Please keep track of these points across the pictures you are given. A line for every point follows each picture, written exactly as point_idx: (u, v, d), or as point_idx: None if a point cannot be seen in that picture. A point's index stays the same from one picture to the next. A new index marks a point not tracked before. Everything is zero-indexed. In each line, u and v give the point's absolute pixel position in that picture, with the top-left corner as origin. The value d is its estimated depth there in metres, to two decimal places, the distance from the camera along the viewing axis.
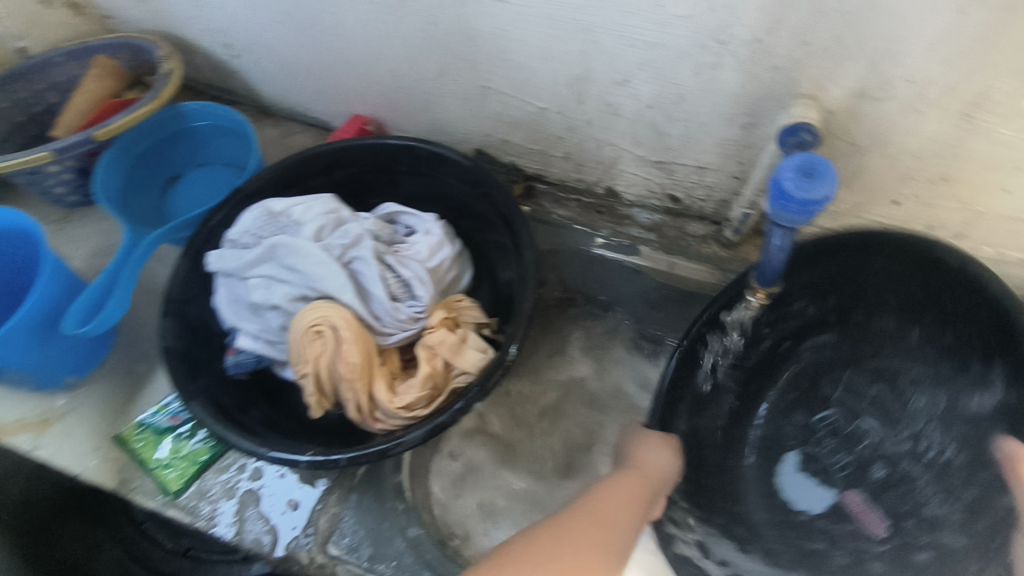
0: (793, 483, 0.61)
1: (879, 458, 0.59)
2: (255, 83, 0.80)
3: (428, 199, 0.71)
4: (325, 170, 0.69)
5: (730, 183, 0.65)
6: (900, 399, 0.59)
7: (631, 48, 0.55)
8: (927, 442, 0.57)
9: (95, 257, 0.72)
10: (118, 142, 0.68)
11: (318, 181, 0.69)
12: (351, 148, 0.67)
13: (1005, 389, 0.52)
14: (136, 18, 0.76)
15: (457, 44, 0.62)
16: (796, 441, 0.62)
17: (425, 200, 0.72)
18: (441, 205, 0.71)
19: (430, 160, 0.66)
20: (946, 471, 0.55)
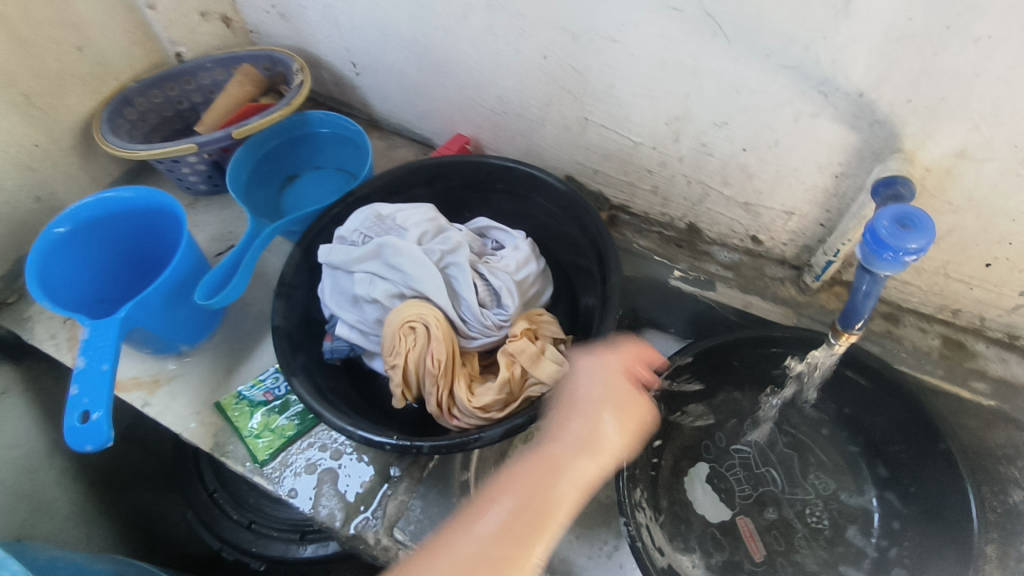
0: (700, 490, 0.71)
1: (774, 502, 0.70)
2: (371, 99, 0.88)
3: (519, 217, 0.76)
4: (428, 181, 0.74)
5: (815, 230, 0.67)
6: (810, 474, 0.71)
7: (733, 93, 0.58)
8: (813, 509, 0.69)
9: (214, 241, 0.80)
10: (250, 140, 0.76)
11: (421, 191, 0.75)
12: (454, 164, 0.72)
13: (881, 505, 0.67)
14: (277, 34, 0.85)
15: (565, 77, 0.67)
16: (710, 457, 0.73)
17: (515, 219, 0.76)
18: (530, 225, 0.75)
19: (526, 182, 0.71)
20: (817, 536, 0.67)
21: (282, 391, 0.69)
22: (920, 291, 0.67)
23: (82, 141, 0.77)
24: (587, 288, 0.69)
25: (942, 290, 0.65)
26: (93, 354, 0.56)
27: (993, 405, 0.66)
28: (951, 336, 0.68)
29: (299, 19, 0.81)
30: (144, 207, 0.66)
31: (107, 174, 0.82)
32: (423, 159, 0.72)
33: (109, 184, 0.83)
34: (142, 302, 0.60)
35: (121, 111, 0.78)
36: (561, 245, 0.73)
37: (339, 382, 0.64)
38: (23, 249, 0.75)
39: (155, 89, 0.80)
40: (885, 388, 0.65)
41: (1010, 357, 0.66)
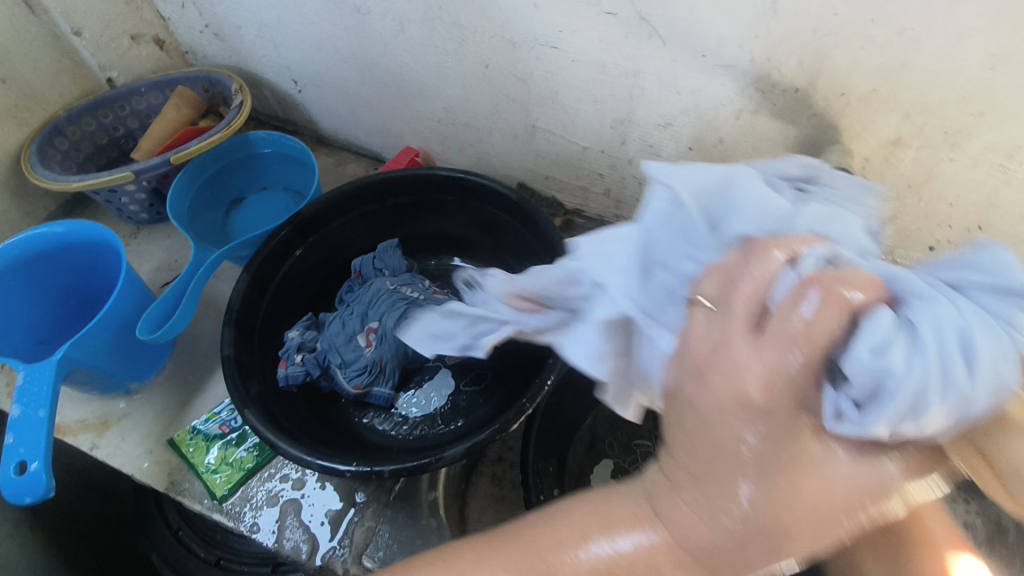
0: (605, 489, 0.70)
1: None
2: (315, 115, 0.86)
3: (474, 228, 0.75)
4: (378, 198, 0.73)
5: None
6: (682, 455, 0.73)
7: (674, 94, 0.58)
8: None
9: (160, 270, 0.77)
10: (190, 165, 0.73)
11: (372, 209, 0.73)
12: (404, 178, 0.71)
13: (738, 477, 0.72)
14: (214, 54, 0.83)
15: (509, 86, 0.66)
16: (614, 453, 0.75)
17: (471, 229, 0.75)
18: (487, 234, 0.74)
19: (477, 192, 0.70)
20: None
21: (238, 421, 0.67)
22: None
23: (10, 175, 0.73)
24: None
25: None
26: (28, 400, 0.53)
27: None
28: None
29: (235, 38, 0.79)
30: (77, 241, 0.63)
31: (41, 208, 0.78)
32: (372, 175, 0.70)
33: (44, 218, 0.79)
34: (81, 341, 0.57)
35: (51, 141, 0.74)
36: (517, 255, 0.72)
37: (296, 408, 0.62)
38: None
39: (87, 116, 0.77)
40: None
41: None
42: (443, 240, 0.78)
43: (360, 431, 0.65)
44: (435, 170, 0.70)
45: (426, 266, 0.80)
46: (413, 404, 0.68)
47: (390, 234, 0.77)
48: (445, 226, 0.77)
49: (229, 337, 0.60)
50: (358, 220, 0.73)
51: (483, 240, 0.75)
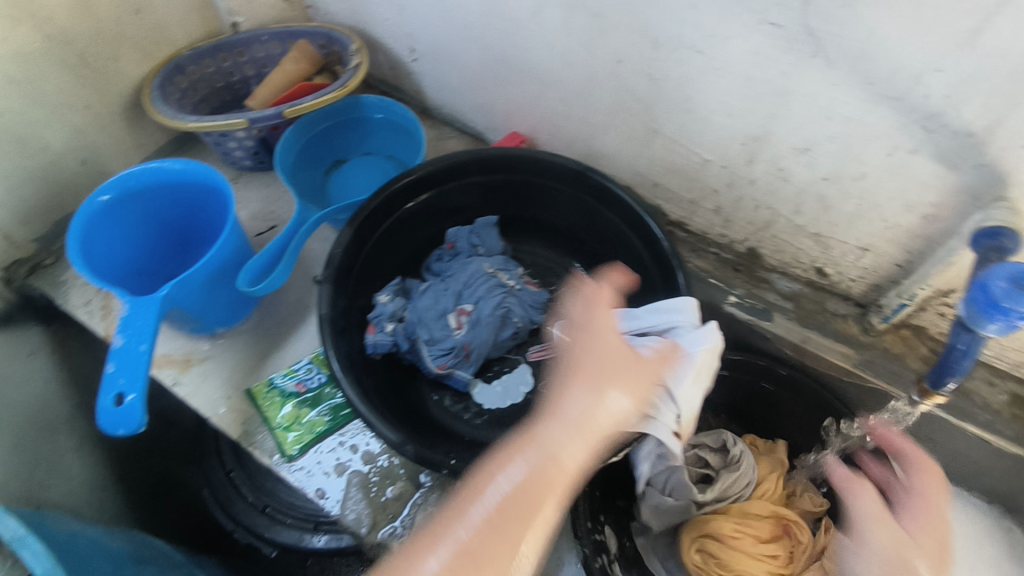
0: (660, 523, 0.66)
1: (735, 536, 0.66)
2: (425, 87, 0.85)
3: (580, 218, 0.73)
4: (487, 173, 0.71)
5: (888, 269, 0.63)
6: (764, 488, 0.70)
7: (823, 119, 0.54)
8: None
9: (256, 219, 0.78)
10: (303, 118, 0.73)
11: (478, 181, 0.72)
12: (520, 156, 0.69)
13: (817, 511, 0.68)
14: (336, 10, 0.82)
15: (638, 86, 0.63)
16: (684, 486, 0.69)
17: (576, 219, 0.73)
18: (591, 229, 0.73)
19: (595, 190, 0.68)
20: None
21: (314, 383, 0.67)
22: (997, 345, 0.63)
23: (129, 106, 0.75)
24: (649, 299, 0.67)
25: None
26: (132, 332, 0.54)
27: None
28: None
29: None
30: (190, 181, 0.64)
31: (152, 141, 0.80)
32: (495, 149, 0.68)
33: (153, 151, 0.81)
34: (184, 282, 0.58)
35: (172, 79, 0.75)
36: (621, 255, 0.71)
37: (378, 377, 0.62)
38: (65, 211, 0.74)
39: (208, 58, 0.78)
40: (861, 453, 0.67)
41: None
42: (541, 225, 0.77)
43: (430, 407, 0.66)
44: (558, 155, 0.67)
45: (518, 248, 0.79)
46: (489, 393, 0.67)
47: (489, 210, 0.76)
48: (548, 212, 0.75)
49: (329, 296, 0.60)
50: (466, 191, 0.72)
51: (585, 232, 0.74)
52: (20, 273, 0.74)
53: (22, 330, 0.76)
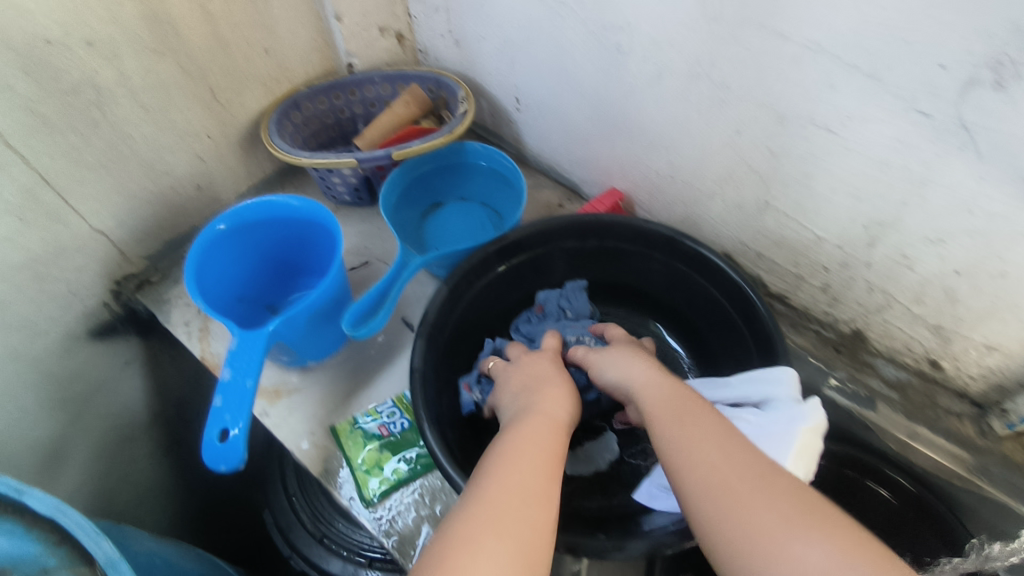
0: None
1: None
2: (524, 135, 0.85)
3: (673, 286, 0.71)
4: (579, 236, 0.70)
5: (1017, 371, 0.58)
6: None
7: (965, 213, 0.51)
8: None
9: (349, 254, 0.80)
10: (406, 162, 0.75)
11: (571, 244, 0.71)
12: (613, 221, 0.67)
13: None
14: (446, 57, 0.85)
15: (756, 159, 0.62)
16: None
17: (669, 287, 0.72)
18: (685, 297, 0.71)
19: (690, 257, 0.66)
20: None
21: (397, 427, 0.67)
22: None
23: (246, 137, 0.78)
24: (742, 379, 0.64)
25: None
26: (239, 367, 0.55)
27: None
28: None
29: (473, 49, 0.79)
30: (301, 217, 0.66)
31: (260, 170, 0.83)
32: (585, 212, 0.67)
33: (260, 179, 0.84)
34: (290, 319, 0.59)
35: (288, 114, 0.78)
36: (716, 328, 0.69)
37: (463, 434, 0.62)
38: (175, 232, 0.77)
39: (322, 96, 0.81)
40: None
41: None
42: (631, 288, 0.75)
43: None
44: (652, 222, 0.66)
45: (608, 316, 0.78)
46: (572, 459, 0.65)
47: (578, 272, 0.75)
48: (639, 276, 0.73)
49: (423, 354, 0.59)
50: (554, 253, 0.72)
51: (677, 301, 0.72)
52: (128, 287, 0.76)
53: (123, 341, 0.78)
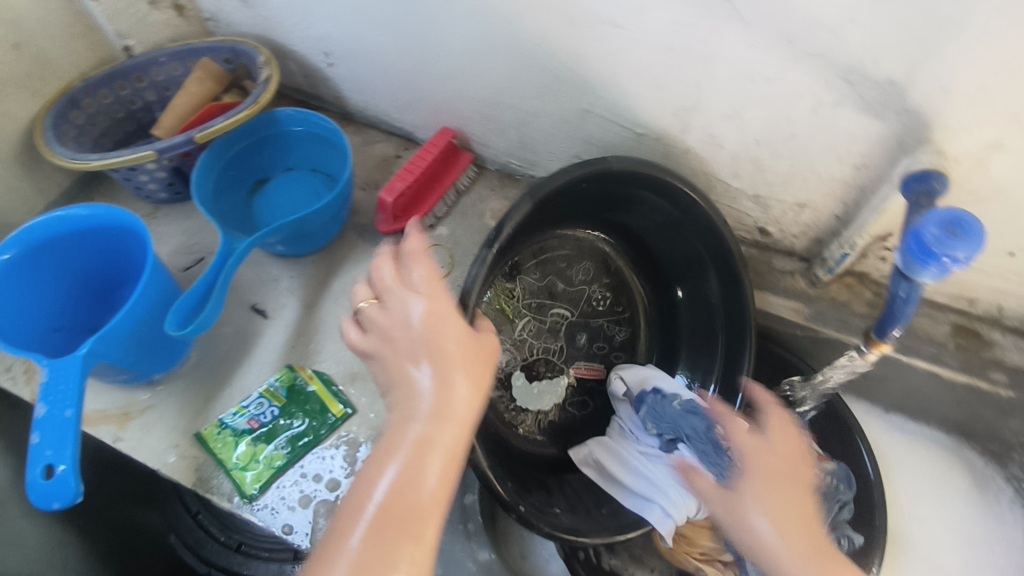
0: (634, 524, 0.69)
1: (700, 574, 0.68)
2: (344, 90, 0.81)
3: (662, 232, 0.69)
4: (657, 192, 0.62)
5: (828, 222, 0.64)
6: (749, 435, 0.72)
7: (748, 82, 0.53)
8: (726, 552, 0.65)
9: (179, 253, 0.74)
10: (214, 144, 0.69)
11: (632, 192, 0.63)
12: (652, 177, 0.60)
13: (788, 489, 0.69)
14: (237, 21, 0.78)
15: (562, 67, 0.61)
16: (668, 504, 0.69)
17: (658, 231, 0.70)
18: (681, 253, 0.70)
19: (681, 212, 0.63)
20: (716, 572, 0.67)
21: (267, 417, 0.64)
22: (936, 282, 0.65)
23: (23, 150, 0.69)
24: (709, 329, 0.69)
25: (959, 280, 0.63)
26: (55, 399, 0.50)
27: (1012, 394, 0.64)
28: (965, 325, 0.66)
29: (260, 6, 0.73)
30: (101, 225, 0.60)
31: (55, 184, 0.74)
32: (579, 175, 0.57)
33: (57, 194, 0.75)
34: (108, 335, 0.54)
35: (66, 115, 0.69)
36: (693, 279, 0.70)
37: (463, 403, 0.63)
38: None
39: (103, 88, 0.72)
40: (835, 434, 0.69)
41: None
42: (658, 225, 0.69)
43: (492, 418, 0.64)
44: (641, 170, 0.59)
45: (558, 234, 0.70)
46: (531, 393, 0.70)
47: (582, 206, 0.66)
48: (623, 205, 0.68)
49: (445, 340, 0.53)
50: (542, 213, 0.62)
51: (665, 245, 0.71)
52: None
53: None
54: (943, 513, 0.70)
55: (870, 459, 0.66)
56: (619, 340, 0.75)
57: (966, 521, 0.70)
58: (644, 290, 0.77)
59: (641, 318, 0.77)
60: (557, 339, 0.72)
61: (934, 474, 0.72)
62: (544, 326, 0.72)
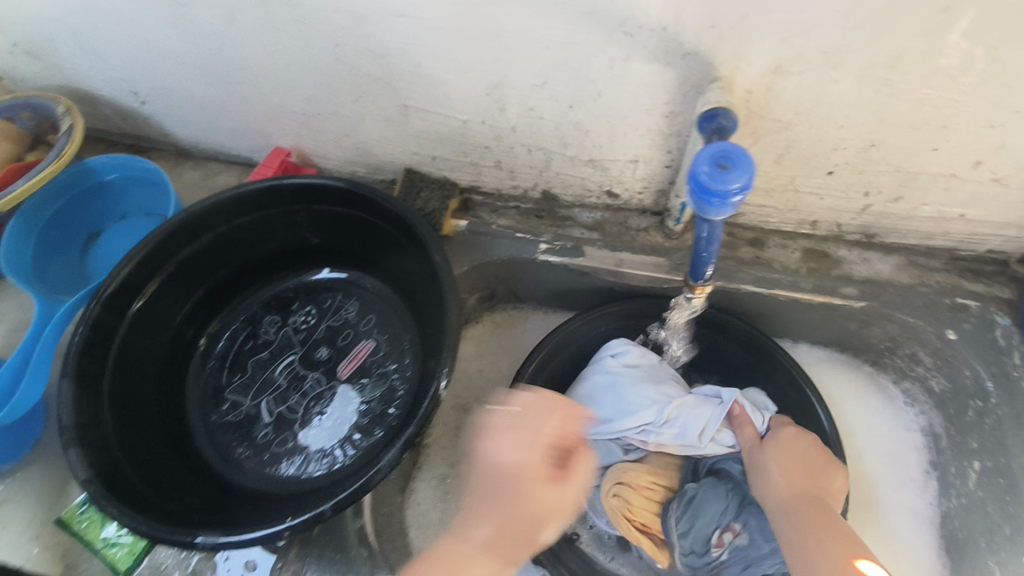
0: None
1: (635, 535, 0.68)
2: (169, 127, 0.77)
3: (313, 227, 0.66)
4: (229, 227, 0.63)
5: (662, 173, 0.64)
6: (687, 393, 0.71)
7: (541, 50, 0.53)
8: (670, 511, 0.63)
9: (13, 332, 0.69)
10: (25, 207, 0.64)
11: (218, 252, 0.64)
12: (224, 226, 0.63)
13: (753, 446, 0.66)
14: (33, 74, 0.72)
15: (367, 66, 0.59)
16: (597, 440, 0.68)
17: (317, 232, 0.67)
18: (357, 238, 0.67)
19: (299, 194, 0.62)
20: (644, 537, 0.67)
21: None
22: (777, 212, 0.67)
23: None
24: (424, 272, 0.61)
25: (796, 206, 0.65)
26: None
27: (865, 304, 0.66)
28: (814, 248, 0.68)
29: (53, 55, 0.68)
30: None
31: None
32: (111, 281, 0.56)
33: None
34: None
35: None
36: (405, 251, 0.63)
37: (242, 495, 0.59)
38: None
39: None
40: (781, 381, 0.68)
41: (871, 255, 0.68)
42: (161, 270, 0.60)
43: (349, 455, 0.61)
44: (164, 229, 0.58)
45: (223, 291, 0.67)
46: (320, 435, 0.62)
47: (219, 275, 0.66)
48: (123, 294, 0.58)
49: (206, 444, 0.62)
50: (222, 285, 0.67)
51: (371, 222, 0.64)
52: None
53: None
54: (855, 443, 0.71)
55: (824, 411, 0.65)
56: (362, 320, 0.68)
57: (879, 443, 0.71)
58: (388, 253, 0.66)
59: (371, 292, 0.69)
60: (305, 379, 0.65)
61: (840, 397, 0.73)
62: (275, 388, 0.64)
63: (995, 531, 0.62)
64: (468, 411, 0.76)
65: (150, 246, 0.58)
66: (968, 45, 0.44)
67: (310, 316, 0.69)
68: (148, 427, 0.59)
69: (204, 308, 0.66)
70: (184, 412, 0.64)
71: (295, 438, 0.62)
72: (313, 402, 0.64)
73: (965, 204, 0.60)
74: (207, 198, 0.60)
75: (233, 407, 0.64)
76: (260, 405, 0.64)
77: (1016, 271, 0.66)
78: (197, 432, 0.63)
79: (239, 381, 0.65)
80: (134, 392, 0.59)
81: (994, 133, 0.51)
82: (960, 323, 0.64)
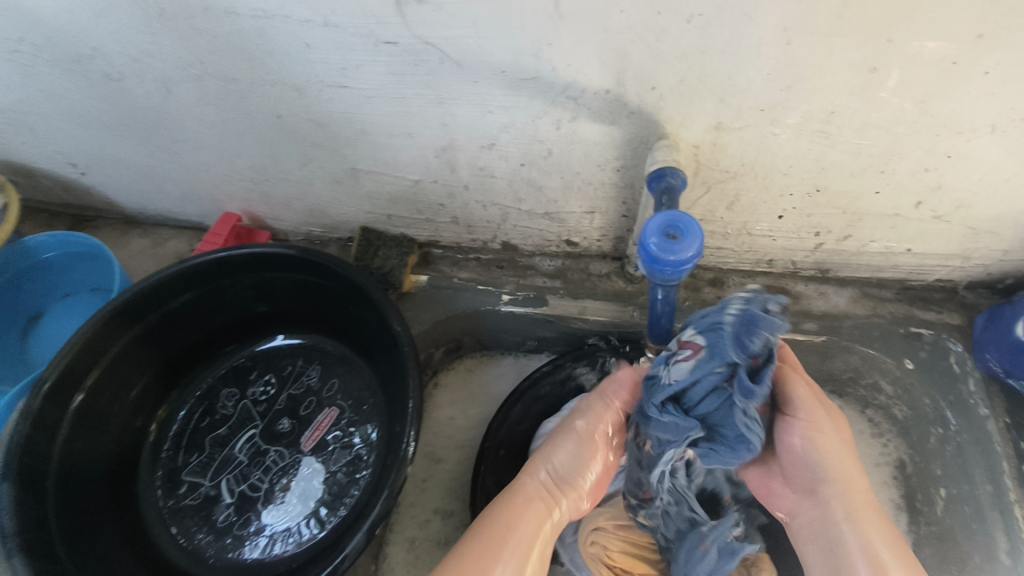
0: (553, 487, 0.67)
1: None
2: (112, 197, 0.74)
3: (265, 293, 0.65)
4: (175, 302, 0.61)
5: (619, 221, 0.65)
6: None
7: (486, 115, 0.53)
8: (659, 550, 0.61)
9: None
10: None
11: (165, 329, 0.62)
12: (171, 302, 0.61)
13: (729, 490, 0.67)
14: None
15: (312, 134, 0.58)
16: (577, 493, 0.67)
17: (269, 298, 0.65)
18: (311, 302, 0.65)
19: (248, 263, 0.61)
20: None
21: None
22: (734, 253, 0.68)
23: None
24: (383, 337, 0.60)
25: (752, 247, 0.66)
26: None
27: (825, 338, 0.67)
28: (773, 285, 0.69)
29: None
30: None
31: None
32: (51, 374, 0.53)
33: None
34: None
35: None
36: (361, 314, 0.62)
37: None
38: None
39: None
40: None
41: (827, 289, 0.69)
42: (105, 356, 0.58)
43: (317, 533, 0.59)
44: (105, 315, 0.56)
45: (174, 367, 0.65)
46: (285, 512, 0.60)
47: (169, 352, 0.64)
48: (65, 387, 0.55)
49: (165, 533, 0.60)
50: (172, 362, 0.64)
51: (323, 287, 0.62)
52: None
53: None
54: None
55: None
56: (324, 386, 0.66)
57: None
58: (344, 315, 0.64)
59: (330, 356, 0.68)
60: (266, 455, 0.63)
61: None
62: (235, 465, 0.62)
63: (965, 560, 0.63)
64: (440, 464, 0.74)
65: (90, 333, 0.55)
66: (900, 99, 0.46)
67: (267, 385, 0.67)
68: (99, 523, 0.57)
69: (153, 391, 0.64)
70: (138, 500, 0.61)
71: (258, 518, 0.60)
72: (275, 478, 0.61)
73: (911, 240, 0.61)
74: (151, 277, 0.58)
75: (191, 488, 0.61)
76: (220, 484, 0.61)
77: (964, 298, 0.68)
78: (154, 520, 0.60)
79: (196, 461, 0.63)
80: (81, 487, 0.56)
81: (930, 176, 0.53)
82: (916, 351, 0.66)
